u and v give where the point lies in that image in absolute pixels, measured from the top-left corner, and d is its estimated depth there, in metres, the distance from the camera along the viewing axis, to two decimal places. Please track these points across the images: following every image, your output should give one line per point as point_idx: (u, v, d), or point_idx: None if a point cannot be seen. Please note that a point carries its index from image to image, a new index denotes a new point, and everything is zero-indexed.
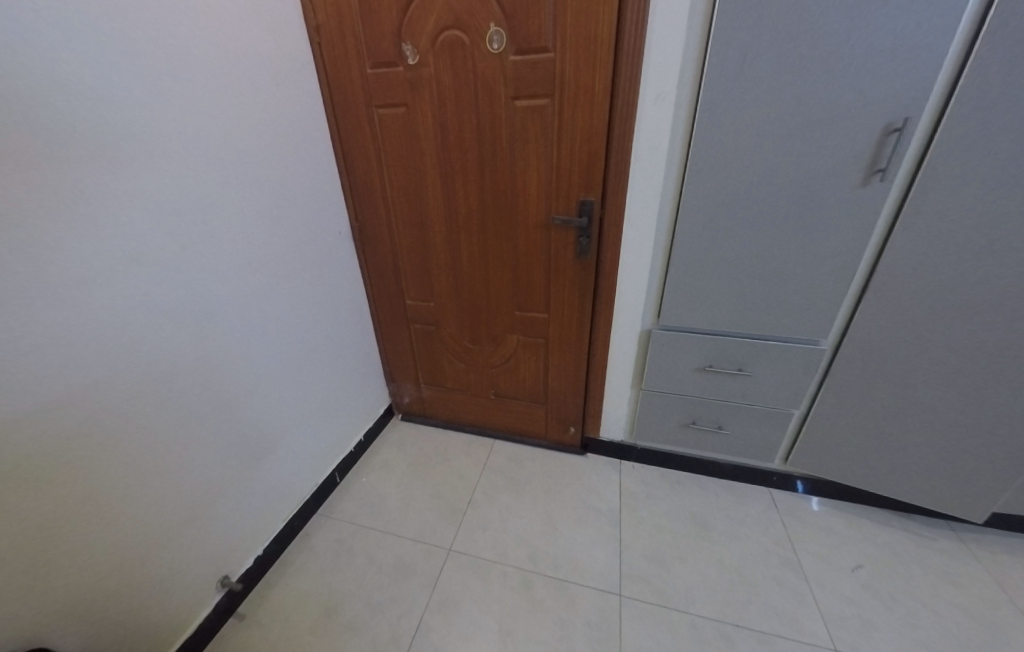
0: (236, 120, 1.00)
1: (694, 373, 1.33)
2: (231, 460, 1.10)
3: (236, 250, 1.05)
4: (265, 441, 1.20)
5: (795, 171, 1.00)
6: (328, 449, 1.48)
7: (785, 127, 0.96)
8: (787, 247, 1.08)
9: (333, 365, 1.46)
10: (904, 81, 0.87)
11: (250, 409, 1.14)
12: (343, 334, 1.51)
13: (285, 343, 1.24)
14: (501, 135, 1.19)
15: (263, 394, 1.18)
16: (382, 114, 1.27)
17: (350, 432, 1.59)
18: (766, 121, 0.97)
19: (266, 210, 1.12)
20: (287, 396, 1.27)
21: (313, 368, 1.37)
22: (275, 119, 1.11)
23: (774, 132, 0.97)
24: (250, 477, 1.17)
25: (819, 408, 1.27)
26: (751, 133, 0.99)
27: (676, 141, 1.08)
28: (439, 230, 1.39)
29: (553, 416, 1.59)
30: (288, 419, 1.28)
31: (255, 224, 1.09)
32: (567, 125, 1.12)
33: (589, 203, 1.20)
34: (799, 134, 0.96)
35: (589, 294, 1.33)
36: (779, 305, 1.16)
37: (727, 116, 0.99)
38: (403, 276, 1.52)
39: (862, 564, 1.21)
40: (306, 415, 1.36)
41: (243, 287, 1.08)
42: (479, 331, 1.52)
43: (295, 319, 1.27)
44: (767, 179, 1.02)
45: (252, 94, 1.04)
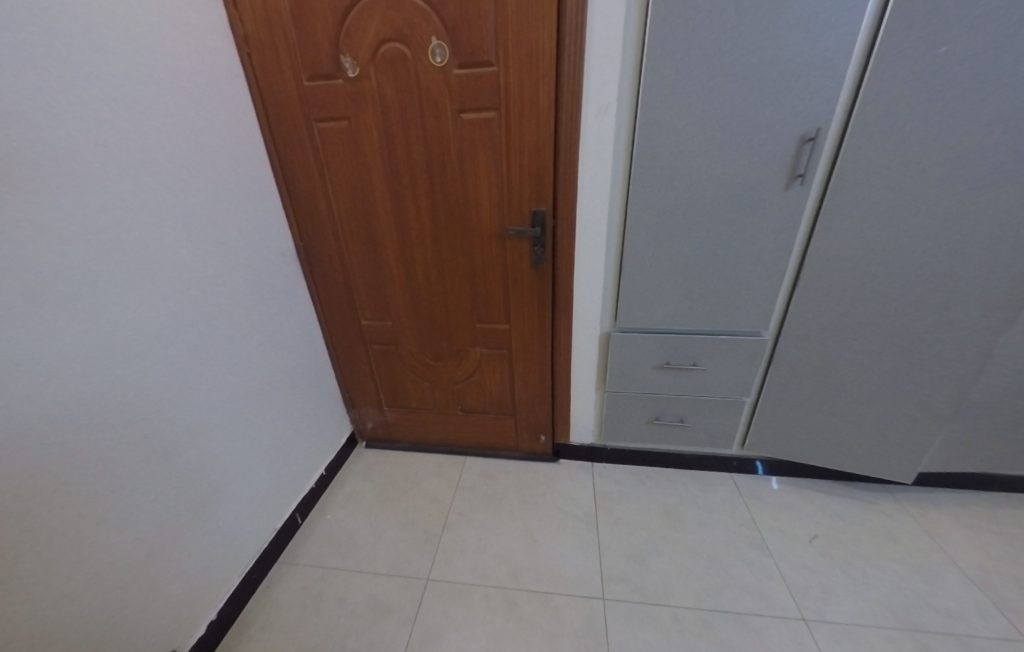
0: (156, 142, 0.92)
1: (654, 371, 1.38)
2: (172, 515, 0.99)
3: (163, 282, 0.96)
4: (210, 489, 1.10)
5: (730, 176, 1.07)
6: (285, 489, 1.37)
7: (717, 137, 1.03)
8: (729, 247, 1.16)
9: (284, 398, 1.36)
10: (813, 94, 0.96)
11: (191, 456, 1.04)
12: (295, 363, 1.41)
13: (228, 379, 1.14)
14: (449, 149, 1.18)
15: (206, 438, 1.08)
16: (322, 130, 1.22)
17: (309, 467, 1.49)
18: (700, 130, 1.03)
19: (196, 238, 1.03)
20: (233, 437, 1.17)
21: (261, 402, 1.27)
22: (201, 139, 1.04)
23: (708, 141, 1.04)
24: (196, 532, 1.05)
25: (768, 394, 1.36)
26: (688, 142, 1.05)
27: (619, 151, 1.12)
28: (391, 246, 1.35)
29: (522, 426, 1.58)
30: (235, 462, 1.18)
31: (183, 252, 1.00)
32: (515, 137, 1.14)
33: (541, 213, 1.22)
34: (730, 143, 1.04)
35: (548, 302, 1.35)
36: (726, 301, 1.23)
37: (665, 128, 1.05)
38: (356, 296, 1.46)
39: (818, 535, 1.30)
40: (257, 455, 1.25)
41: (172, 321, 0.98)
42: (440, 347, 1.49)
43: (238, 352, 1.17)
44: (706, 183, 1.09)
45: (173, 114, 0.96)
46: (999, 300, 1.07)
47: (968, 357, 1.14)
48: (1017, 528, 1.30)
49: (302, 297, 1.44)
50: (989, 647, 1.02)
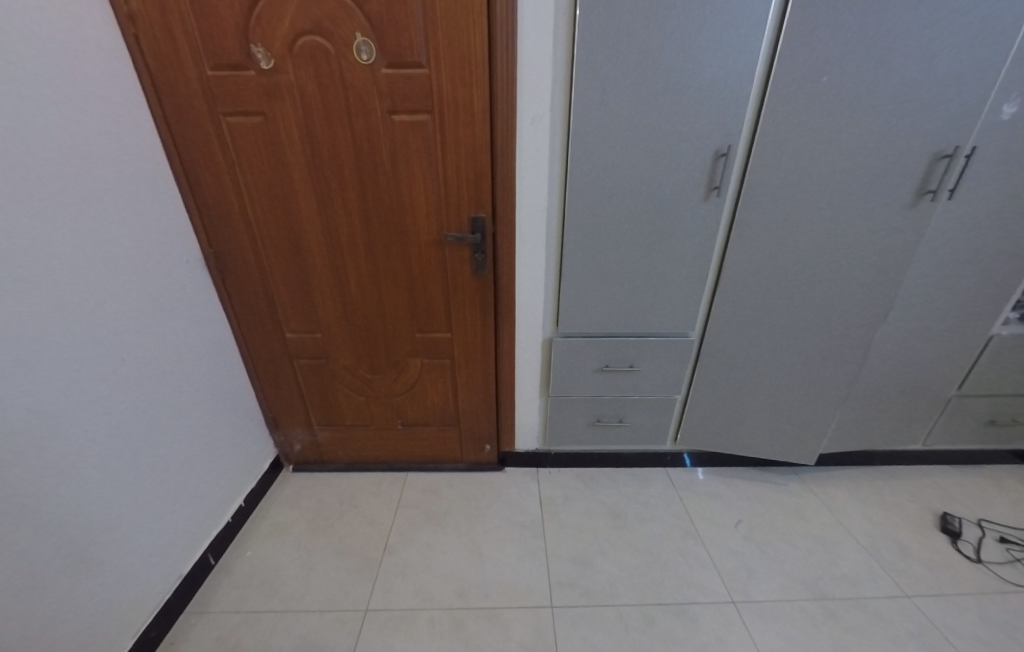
0: (14, 128, 0.76)
1: (594, 374, 1.41)
2: (40, 581, 0.82)
3: (25, 298, 0.79)
4: (93, 542, 0.92)
5: (657, 186, 1.13)
6: (194, 527, 1.20)
7: (644, 149, 1.09)
8: (658, 254, 1.22)
9: (192, 424, 1.20)
10: (725, 114, 1.05)
11: (64, 506, 0.86)
12: (205, 383, 1.25)
13: (117, 408, 0.98)
14: (381, 151, 1.12)
15: (86, 481, 0.90)
16: (233, 124, 1.10)
17: (225, 499, 1.32)
18: (629, 143, 1.08)
19: (71, 243, 0.87)
20: (125, 475, 1.00)
21: (161, 431, 1.10)
22: (77, 127, 0.88)
23: (636, 153, 1.09)
24: (71, 596, 0.88)
25: (695, 391, 1.45)
26: (617, 153, 1.09)
27: (555, 159, 1.14)
28: (319, 252, 1.25)
29: (466, 437, 1.54)
30: (128, 504, 1.01)
31: (54, 261, 0.84)
32: (450, 142, 1.11)
33: (480, 220, 1.20)
34: (655, 155, 1.09)
35: (490, 310, 1.33)
36: (656, 305, 1.30)
37: (597, 138, 1.08)
38: (280, 306, 1.33)
39: (742, 519, 1.41)
40: (156, 493, 1.08)
41: (39, 345, 0.81)
42: (377, 359, 1.40)
43: (131, 375, 1.01)
44: (636, 193, 1.14)
45: (37, 94, 0.80)
46: (876, 301, 1.24)
47: (855, 351, 1.31)
48: (895, 496, 1.51)
49: (213, 309, 1.28)
50: (881, 604, 1.16)
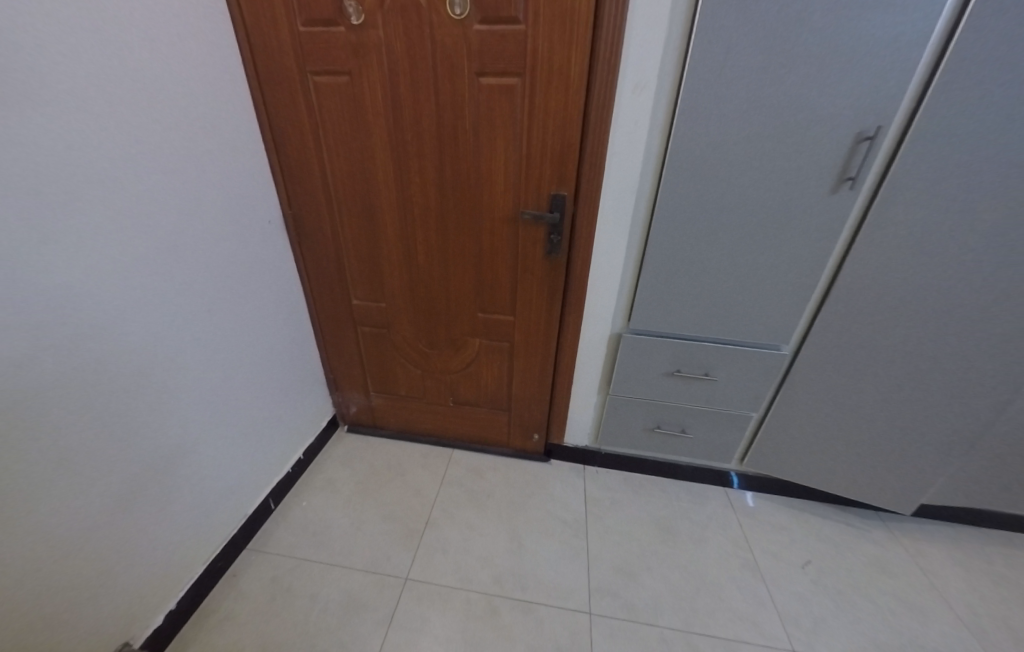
0: (94, 71, 0.77)
1: (662, 378, 1.29)
2: (108, 507, 0.88)
3: (102, 241, 0.81)
4: (159, 477, 0.98)
5: (773, 174, 0.96)
6: (258, 473, 1.28)
7: (764, 128, 0.92)
8: (758, 253, 1.07)
9: (260, 378, 1.26)
10: (879, 89, 0.85)
11: (134, 441, 0.92)
12: (274, 339, 1.30)
13: (188, 355, 1.02)
14: (464, 119, 1.05)
15: (155, 420, 0.96)
16: (319, 83, 1.08)
17: (287, 450, 1.40)
18: (747, 120, 0.92)
19: (147, 191, 0.89)
20: (192, 419, 1.05)
21: (229, 380, 1.15)
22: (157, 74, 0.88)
23: (752, 132, 0.93)
24: (138, 523, 0.95)
25: (777, 411, 1.29)
26: (729, 132, 0.94)
27: (654, 135, 1.01)
28: (391, 221, 1.23)
29: (516, 423, 1.50)
30: (195, 446, 1.07)
31: (131, 207, 0.86)
32: (538, 111, 1.01)
33: (561, 198, 1.10)
34: (777, 136, 0.93)
35: (558, 297, 1.25)
36: (746, 311, 1.15)
37: (707, 114, 0.93)
38: (349, 272, 1.34)
39: (811, 560, 1.26)
40: (222, 437, 1.15)
41: (115, 288, 0.85)
42: (437, 334, 1.38)
43: (201, 325, 1.05)
44: (743, 181, 0.99)
45: (116, 36, 0.80)
46: None
47: (994, 394, 1.08)
48: (1011, 570, 1.27)
49: (287, 269, 1.32)
50: None
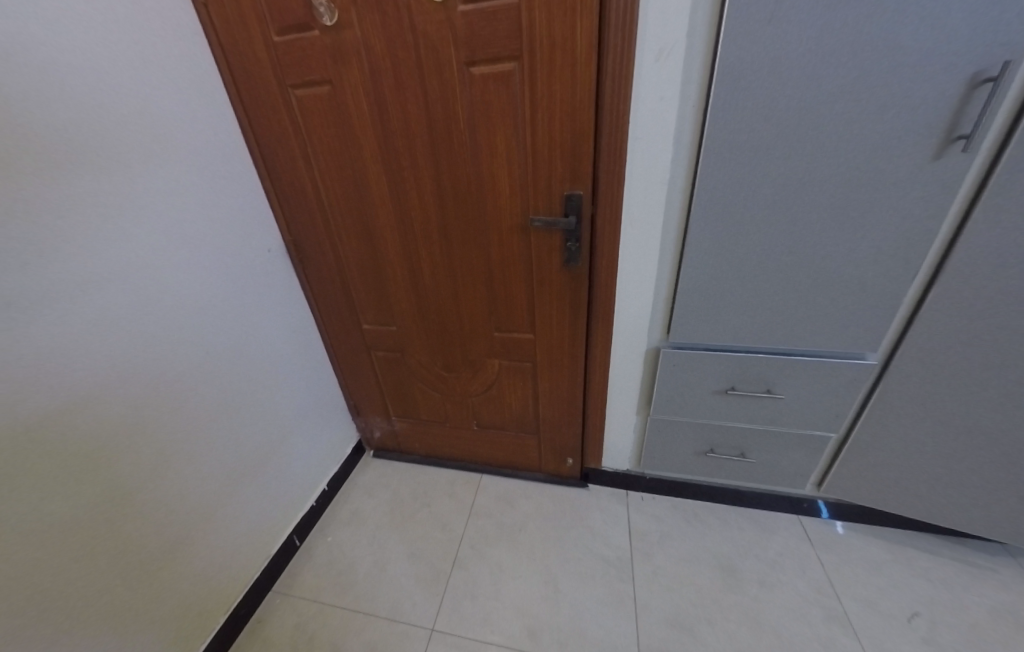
0: (60, 114, 0.70)
1: (712, 396, 1.10)
2: (128, 559, 0.85)
3: (89, 298, 0.76)
4: (179, 522, 0.95)
5: (848, 142, 0.76)
6: (281, 507, 1.24)
7: (834, 85, 0.71)
8: (829, 244, 0.86)
9: (276, 412, 1.21)
10: (1009, 8, 0.61)
11: (148, 491, 0.89)
12: (289, 371, 1.25)
13: (197, 399, 0.98)
14: (458, 117, 0.91)
15: (168, 468, 0.93)
16: (300, 97, 0.98)
17: (309, 483, 1.35)
18: (812, 76, 0.71)
19: (134, 237, 0.83)
20: (208, 461, 1.02)
21: (246, 416, 1.12)
22: (134, 109, 0.81)
23: (818, 93, 0.72)
24: (161, 570, 0.92)
25: (862, 431, 1.06)
26: (786, 95, 0.74)
27: (689, 109, 0.81)
28: (391, 239, 1.13)
29: (547, 447, 1.36)
30: (214, 486, 1.04)
31: (118, 257, 0.81)
32: (541, 99, 0.86)
33: (576, 198, 0.94)
34: (853, 93, 0.71)
35: (582, 310, 1.09)
36: (813, 313, 0.94)
37: (756, 75, 0.73)
38: (356, 296, 1.26)
39: (917, 612, 1.03)
40: (243, 473, 1.11)
41: (108, 344, 0.80)
42: (453, 357, 1.27)
43: (210, 368, 1.00)
44: (808, 154, 0.78)
45: (80, 72, 0.72)
46: None
47: None
48: None
49: (294, 298, 1.26)
50: None
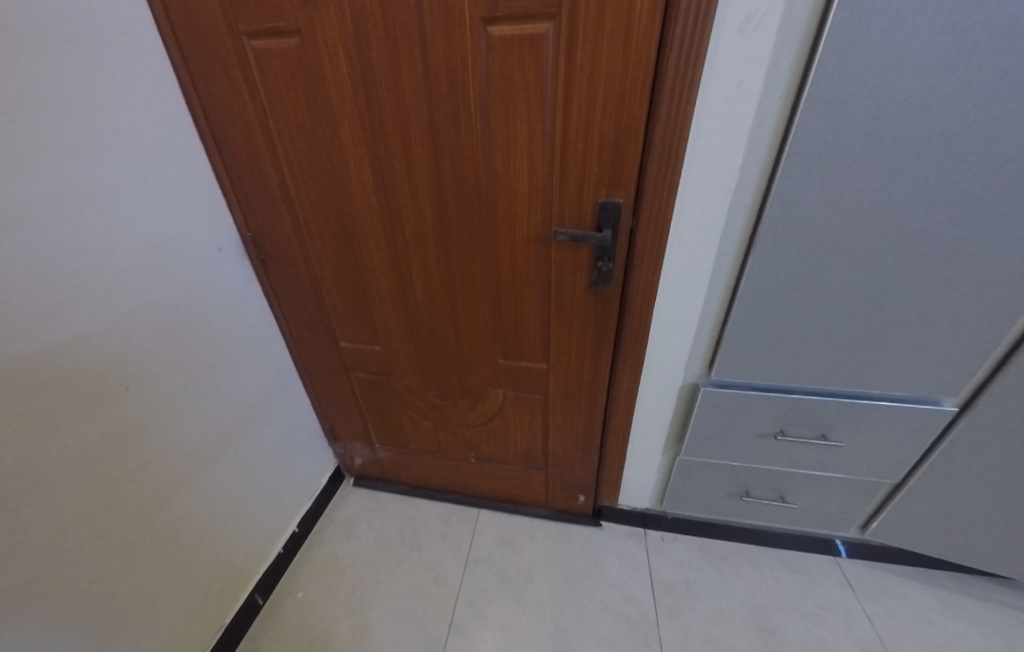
0: None
1: (756, 440, 0.95)
2: (124, 531, 0.78)
3: (8, 297, 0.58)
4: (168, 508, 0.86)
5: (971, 153, 0.60)
6: (268, 509, 1.15)
7: (967, 79, 0.55)
8: (914, 277, 0.72)
9: (261, 409, 1.09)
10: None
11: (140, 470, 0.80)
12: (250, 399, 1.05)
13: (180, 385, 0.86)
14: (467, 95, 0.71)
15: (160, 449, 0.83)
16: (261, 60, 0.76)
17: (286, 508, 1.21)
18: (946, 61, 0.54)
19: (61, 226, 0.64)
20: (197, 449, 0.92)
21: (238, 403, 1.02)
22: (33, 66, 0.59)
23: (947, 86, 0.56)
24: (147, 561, 0.83)
25: (921, 484, 0.92)
26: (905, 88, 0.57)
27: (773, 100, 0.63)
28: (376, 244, 0.92)
29: (556, 483, 1.20)
30: (203, 475, 0.94)
31: (42, 253, 0.62)
32: (578, 78, 0.65)
33: (612, 206, 0.75)
34: (993, 88, 0.55)
35: (608, 338, 0.91)
36: (889, 351, 0.80)
37: (871, 58, 0.56)
38: (332, 310, 1.06)
39: None
40: (233, 463, 1.02)
41: (48, 351, 0.63)
42: (447, 382, 1.09)
43: (188, 356, 0.88)
44: (919, 164, 0.62)
45: None
46: None
47: None
48: None
49: (253, 312, 1.04)
50: None
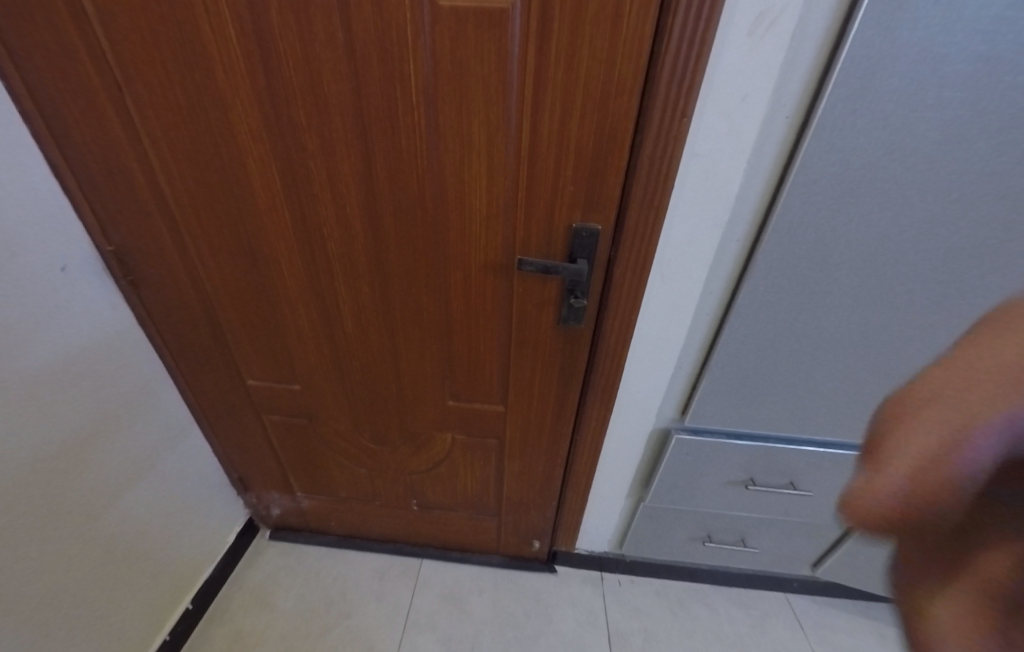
0: None
1: (723, 488, 0.88)
2: (56, 514, 0.71)
3: None
4: (91, 505, 0.77)
5: (978, 201, 0.54)
6: (164, 564, 0.96)
7: (987, 121, 0.48)
8: (900, 329, 0.66)
9: (152, 453, 0.89)
10: None
11: (43, 468, 0.68)
12: (119, 456, 0.82)
13: (103, 382, 0.77)
14: (407, 83, 0.54)
15: (94, 439, 0.76)
16: (103, 4, 0.53)
17: (186, 569, 1.02)
18: (971, 98, 0.47)
19: None
20: (111, 458, 0.80)
21: (128, 438, 0.83)
22: None
23: (967, 127, 0.49)
24: (71, 551, 0.75)
25: (876, 528, 0.91)
26: (924, 125, 0.49)
27: (780, 123, 0.53)
28: (289, 266, 0.72)
29: (509, 529, 1.08)
30: (117, 487, 0.82)
31: None
32: (552, 76, 0.51)
33: (588, 233, 0.62)
34: (1011, 133, 0.49)
35: (574, 382, 0.79)
36: (867, 402, 0.75)
37: (893, 87, 0.47)
38: (234, 342, 0.84)
39: None
40: (124, 509, 0.84)
41: None
42: (384, 426, 0.92)
43: (110, 351, 0.78)
44: (925, 210, 0.55)
45: None
46: None
47: None
48: None
49: (123, 344, 0.80)
50: None
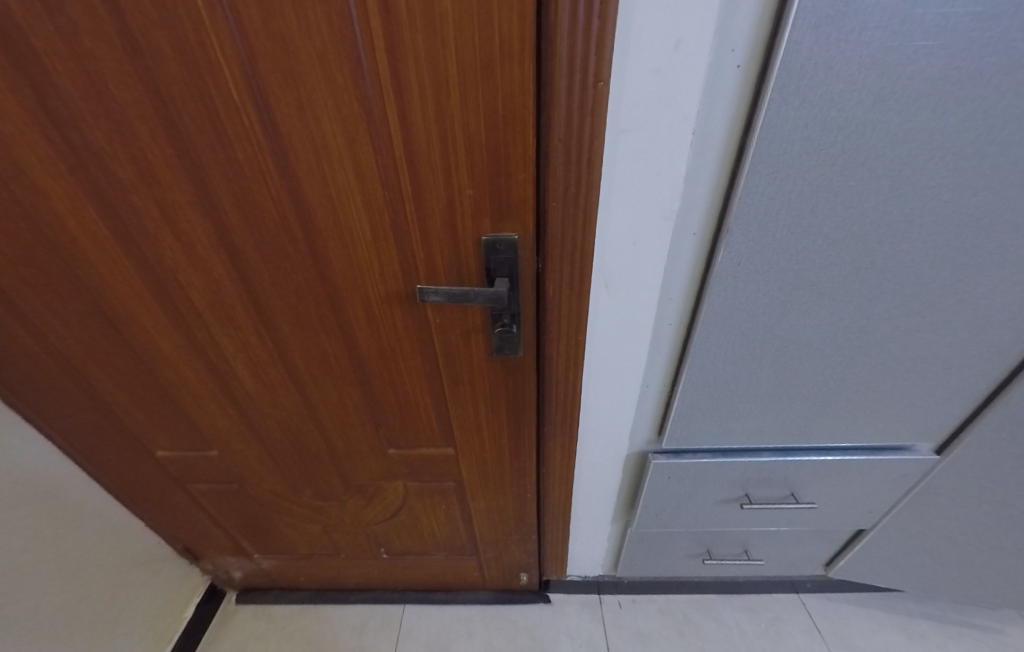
0: None
1: (716, 507, 0.78)
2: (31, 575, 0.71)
3: None
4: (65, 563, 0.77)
5: (997, 158, 0.41)
6: None
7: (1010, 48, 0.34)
8: (907, 320, 0.54)
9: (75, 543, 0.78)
10: None
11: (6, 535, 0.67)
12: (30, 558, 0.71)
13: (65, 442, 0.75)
14: (220, 81, 0.39)
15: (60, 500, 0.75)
16: None
17: None
18: (987, 17, 0.33)
19: None
20: (79, 517, 0.79)
21: (27, 546, 0.70)
22: None
23: (981, 60, 0.35)
24: (51, 610, 0.75)
25: (890, 529, 0.80)
26: (922, 63, 0.35)
27: (729, 78, 0.39)
28: (159, 324, 0.59)
29: (490, 566, 0.98)
30: (90, 545, 0.81)
31: None
32: (410, 49, 0.37)
33: (505, 248, 0.49)
34: None
35: (527, 415, 0.67)
36: (873, 402, 0.63)
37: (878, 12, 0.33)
38: (128, 415, 0.71)
39: None
40: (54, 610, 0.75)
41: None
42: (325, 482, 0.80)
43: None
44: (929, 176, 0.42)
45: None
46: None
47: None
48: None
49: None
50: None
